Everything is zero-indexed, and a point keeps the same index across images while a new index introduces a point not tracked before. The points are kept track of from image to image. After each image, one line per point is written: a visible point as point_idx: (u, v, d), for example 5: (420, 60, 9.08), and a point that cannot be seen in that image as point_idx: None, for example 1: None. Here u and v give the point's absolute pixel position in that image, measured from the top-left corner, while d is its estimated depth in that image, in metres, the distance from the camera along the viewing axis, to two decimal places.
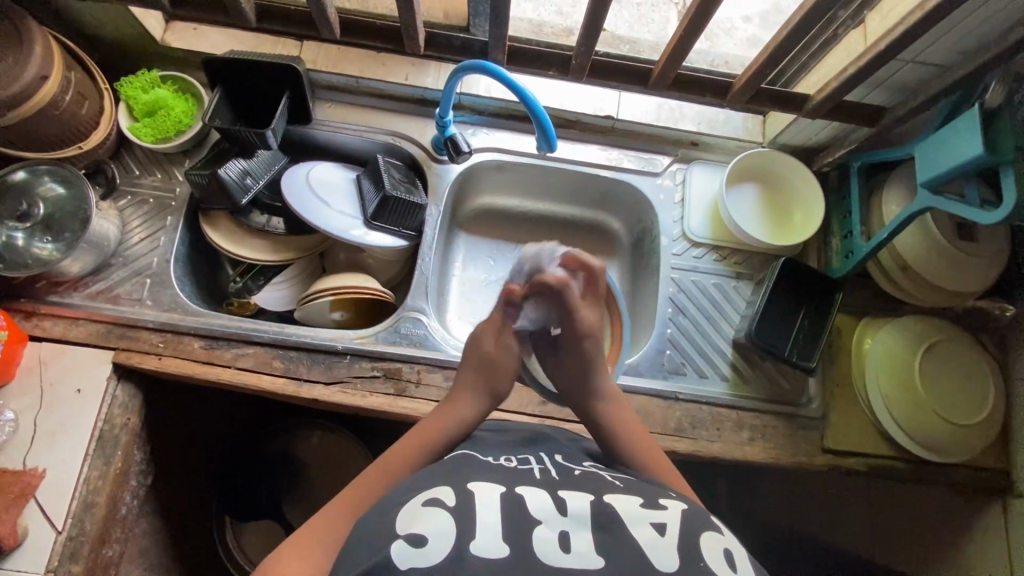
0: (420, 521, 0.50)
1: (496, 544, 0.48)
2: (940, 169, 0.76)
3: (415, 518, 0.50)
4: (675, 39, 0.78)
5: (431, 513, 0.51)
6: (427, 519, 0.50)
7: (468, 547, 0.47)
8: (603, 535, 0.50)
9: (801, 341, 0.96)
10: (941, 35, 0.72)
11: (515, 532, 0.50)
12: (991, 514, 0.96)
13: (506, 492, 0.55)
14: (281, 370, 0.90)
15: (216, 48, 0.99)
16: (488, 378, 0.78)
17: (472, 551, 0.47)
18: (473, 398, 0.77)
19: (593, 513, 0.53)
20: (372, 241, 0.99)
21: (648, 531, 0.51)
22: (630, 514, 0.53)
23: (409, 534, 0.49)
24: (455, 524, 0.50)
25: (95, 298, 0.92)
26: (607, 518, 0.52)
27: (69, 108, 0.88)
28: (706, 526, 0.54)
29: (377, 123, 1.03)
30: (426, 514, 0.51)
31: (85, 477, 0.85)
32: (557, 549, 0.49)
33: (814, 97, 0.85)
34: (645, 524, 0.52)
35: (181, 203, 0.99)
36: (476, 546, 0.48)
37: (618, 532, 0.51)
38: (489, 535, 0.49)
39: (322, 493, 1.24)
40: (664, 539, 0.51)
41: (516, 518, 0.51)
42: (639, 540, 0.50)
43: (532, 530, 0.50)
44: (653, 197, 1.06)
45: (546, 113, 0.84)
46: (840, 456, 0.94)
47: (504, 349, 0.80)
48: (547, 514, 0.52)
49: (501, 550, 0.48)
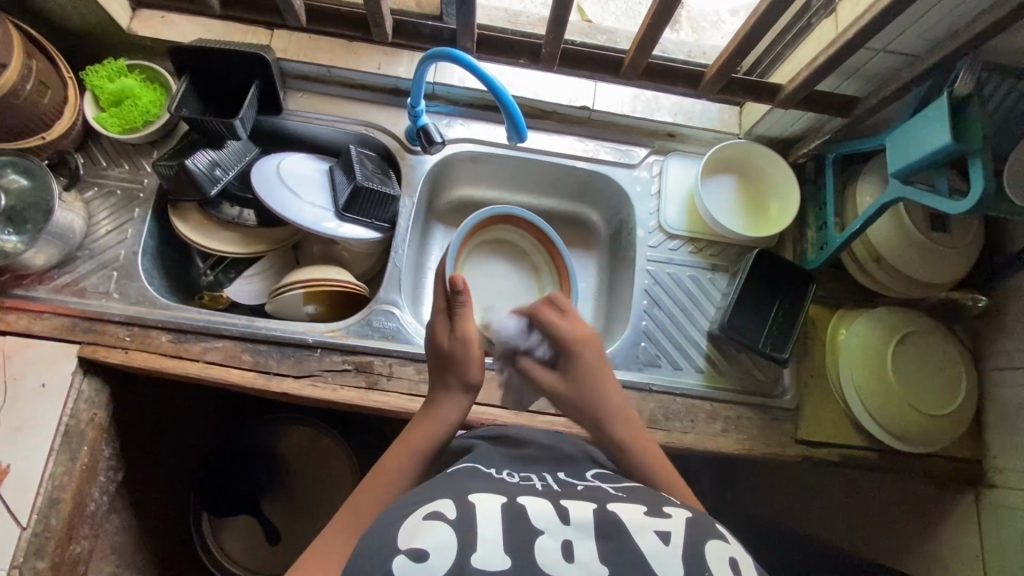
0: (421, 533, 0.48)
1: (498, 556, 0.46)
2: (910, 160, 0.76)
3: (416, 529, 0.48)
4: (644, 26, 0.77)
5: (434, 526, 0.48)
6: (429, 530, 0.48)
7: (468, 562, 0.46)
8: (606, 545, 0.48)
9: (774, 332, 0.96)
10: (909, 24, 0.72)
11: (518, 543, 0.48)
12: (963, 504, 0.97)
13: (507, 503, 0.52)
14: (250, 364, 0.89)
15: (184, 37, 0.97)
16: (459, 374, 0.73)
17: (473, 564, 0.45)
18: (455, 397, 0.72)
19: (597, 521, 0.51)
20: (345, 233, 0.98)
21: (651, 540, 0.49)
22: (634, 522, 0.51)
23: (411, 549, 0.46)
24: (456, 535, 0.48)
25: (61, 291, 0.91)
26: (611, 527, 0.50)
27: (31, 97, 0.85)
28: (708, 534, 0.52)
29: (350, 114, 1.02)
30: (427, 526, 0.48)
31: (51, 472, 0.83)
32: (560, 560, 0.47)
33: (786, 87, 0.84)
34: (649, 532, 0.50)
35: (149, 194, 0.97)
36: (477, 559, 0.46)
37: (623, 541, 0.49)
38: (489, 546, 0.47)
39: (300, 487, 1.24)
40: (670, 549, 0.49)
41: (517, 526, 0.49)
42: (642, 548, 0.48)
43: (534, 540, 0.48)
44: (630, 188, 1.05)
45: (515, 103, 0.83)
46: (813, 447, 0.94)
47: (465, 340, 0.74)
48: (550, 523, 0.50)
49: (502, 561, 0.46)
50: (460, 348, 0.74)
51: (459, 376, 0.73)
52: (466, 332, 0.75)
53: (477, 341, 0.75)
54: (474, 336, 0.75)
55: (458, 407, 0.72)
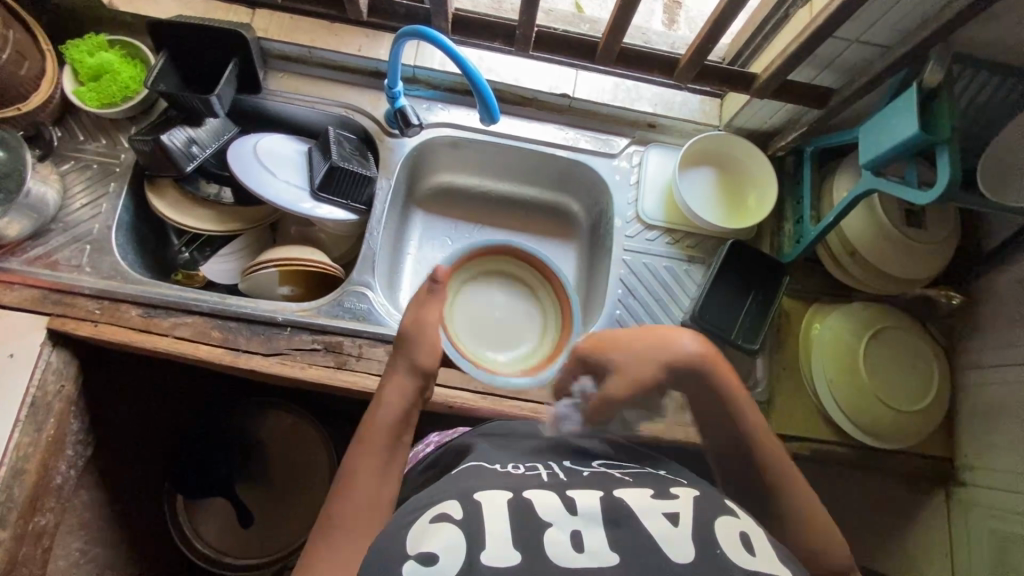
0: (429, 537, 0.48)
1: (507, 552, 0.46)
2: (879, 151, 0.76)
3: (424, 534, 0.48)
4: (615, 10, 0.77)
5: (440, 530, 0.48)
6: (435, 534, 0.48)
7: (477, 561, 0.45)
8: (617, 531, 0.48)
9: (746, 323, 0.95)
10: (881, 14, 0.72)
11: (528, 538, 0.47)
12: (935, 502, 0.97)
13: (513, 498, 0.52)
14: (219, 340, 0.89)
15: (166, 13, 0.98)
16: (410, 352, 0.76)
17: (482, 561, 0.45)
18: (401, 374, 0.75)
19: (605, 508, 0.51)
20: (321, 213, 0.98)
21: (660, 523, 0.50)
22: (641, 506, 0.51)
23: (418, 553, 0.47)
24: (463, 535, 0.48)
25: (34, 263, 0.91)
26: (620, 513, 0.50)
27: (7, 67, 0.85)
28: (718, 511, 0.52)
29: (330, 95, 1.02)
30: (434, 530, 0.48)
31: (15, 443, 0.83)
32: (569, 550, 0.47)
33: (760, 77, 0.84)
34: (658, 515, 0.50)
35: (125, 169, 0.97)
36: (486, 555, 0.46)
37: (632, 525, 0.49)
38: (499, 543, 0.47)
39: (276, 471, 1.24)
40: (678, 530, 0.49)
41: (523, 519, 0.49)
42: (652, 532, 0.48)
43: (543, 533, 0.48)
44: (609, 177, 1.05)
45: (488, 86, 0.83)
46: (783, 440, 0.94)
47: (420, 325, 0.77)
48: (556, 515, 0.50)
49: (512, 559, 0.46)
50: (413, 333, 0.77)
51: (408, 357, 0.76)
52: (424, 314, 0.78)
53: (433, 326, 0.78)
54: (428, 323, 0.78)
55: (410, 387, 0.74)
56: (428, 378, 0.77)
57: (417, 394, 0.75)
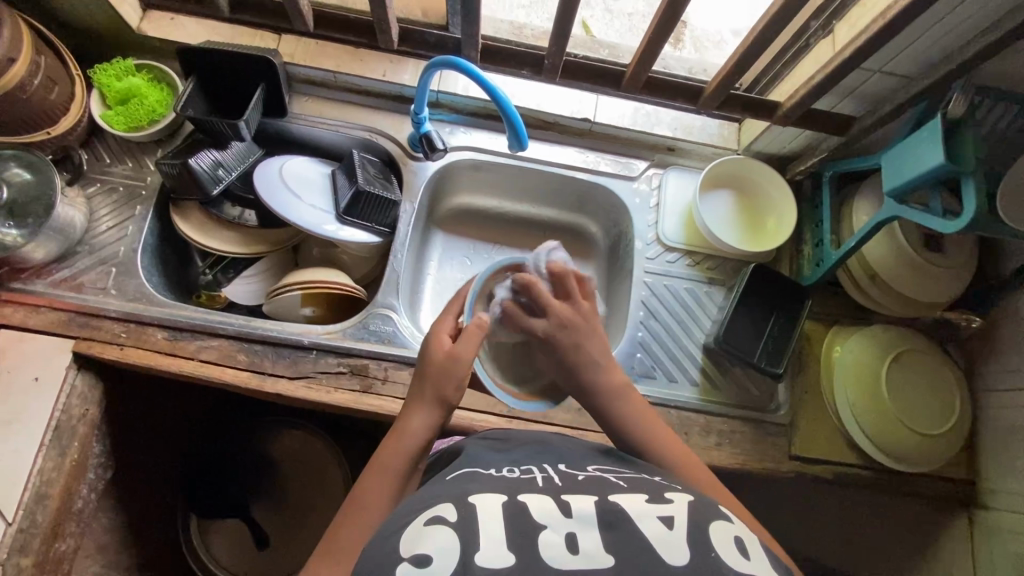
0: (422, 538, 0.47)
1: (503, 553, 0.46)
2: (907, 179, 0.76)
3: (415, 536, 0.48)
4: (646, 40, 0.78)
5: (434, 532, 0.48)
6: (431, 535, 0.47)
7: (472, 562, 0.45)
8: (612, 534, 0.49)
9: (770, 347, 0.95)
10: (905, 46, 0.74)
11: (522, 540, 0.48)
12: (958, 524, 0.96)
13: (508, 501, 0.52)
14: (246, 364, 0.89)
15: (193, 38, 0.98)
16: (437, 387, 0.69)
17: (478, 563, 0.45)
18: (427, 408, 0.68)
19: (600, 512, 0.51)
20: (345, 236, 0.99)
21: (656, 526, 0.50)
22: (637, 510, 0.51)
23: (413, 555, 0.46)
24: (458, 538, 0.47)
25: (59, 286, 0.91)
26: (615, 516, 0.51)
27: (38, 92, 0.86)
28: (713, 517, 0.52)
29: (355, 119, 1.03)
30: (426, 531, 0.48)
31: (39, 468, 0.83)
32: (564, 551, 0.47)
33: (784, 105, 0.86)
34: (653, 520, 0.50)
35: (151, 192, 0.98)
36: (481, 558, 0.46)
37: (627, 528, 0.49)
38: (495, 546, 0.47)
39: (292, 493, 1.23)
40: (673, 533, 0.49)
41: (519, 522, 0.49)
42: (647, 535, 0.49)
43: (539, 534, 0.48)
44: (628, 200, 1.06)
45: (517, 112, 0.84)
46: (807, 463, 0.94)
47: (453, 353, 0.70)
48: (552, 518, 0.50)
49: (507, 559, 0.46)
50: (446, 362, 0.69)
51: (436, 388, 0.69)
52: (461, 348, 0.70)
53: (468, 360, 0.70)
54: (464, 353, 0.70)
55: (431, 419, 0.68)
56: (452, 409, 0.70)
57: (438, 427, 0.69)
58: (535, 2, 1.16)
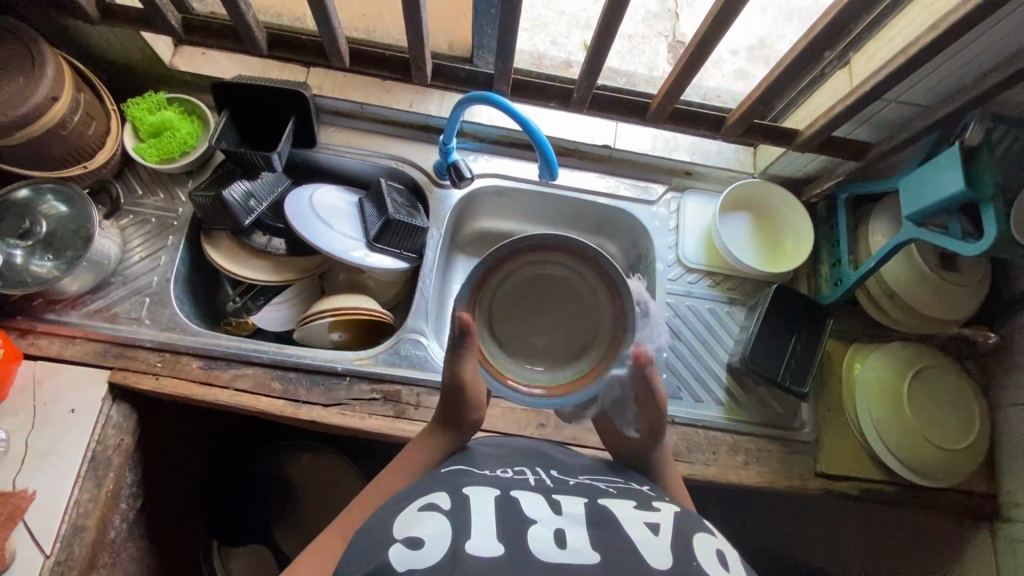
0: (419, 524, 0.51)
1: (493, 544, 0.49)
2: (925, 205, 0.80)
3: (412, 521, 0.52)
4: (674, 75, 0.82)
5: (430, 519, 0.52)
6: (424, 523, 0.51)
7: (462, 548, 0.48)
8: (598, 533, 0.52)
9: (793, 365, 0.97)
10: (923, 78, 0.77)
11: (510, 532, 0.50)
12: (980, 538, 0.98)
13: (501, 496, 0.55)
14: (280, 392, 0.90)
15: (225, 72, 1.01)
16: (454, 409, 0.74)
17: (466, 548, 0.48)
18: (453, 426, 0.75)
19: (586, 513, 0.54)
20: (373, 262, 1.00)
21: (642, 532, 0.53)
22: (625, 516, 0.55)
23: (407, 537, 0.50)
24: (451, 527, 0.50)
25: (93, 317, 0.92)
26: (602, 518, 0.54)
27: (77, 128, 0.88)
28: (696, 528, 0.55)
29: (381, 148, 1.06)
30: (423, 518, 0.52)
31: (76, 500, 0.83)
32: (552, 545, 0.49)
33: (803, 132, 0.89)
34: (639, 524, 0.54)
35: (183, 222, 0.99)
36: (470, 544, 0.48)
37: (612, 530, 0.53)
38: (485, 535, 0.49)
39: (313, 520, 1.21)
40: (657, 539, 0.52)
41: (510, 515, 0.52)
42: (633, 538, 0.52)
43: (528, 529, 0.51)
44: (649, 223, 1.09)
45: (548, 143, 0.86)
46: (832, 480, 0.96)
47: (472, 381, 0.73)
48: (543, 515, 0.53)
49: (497, 550, 0.48)
50: (458, 388, 0.73)
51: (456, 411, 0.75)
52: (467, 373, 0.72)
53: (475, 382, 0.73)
54: (473, 376, 0.73)
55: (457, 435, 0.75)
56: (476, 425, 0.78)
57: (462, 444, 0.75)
58: (539, 25, 1.18)
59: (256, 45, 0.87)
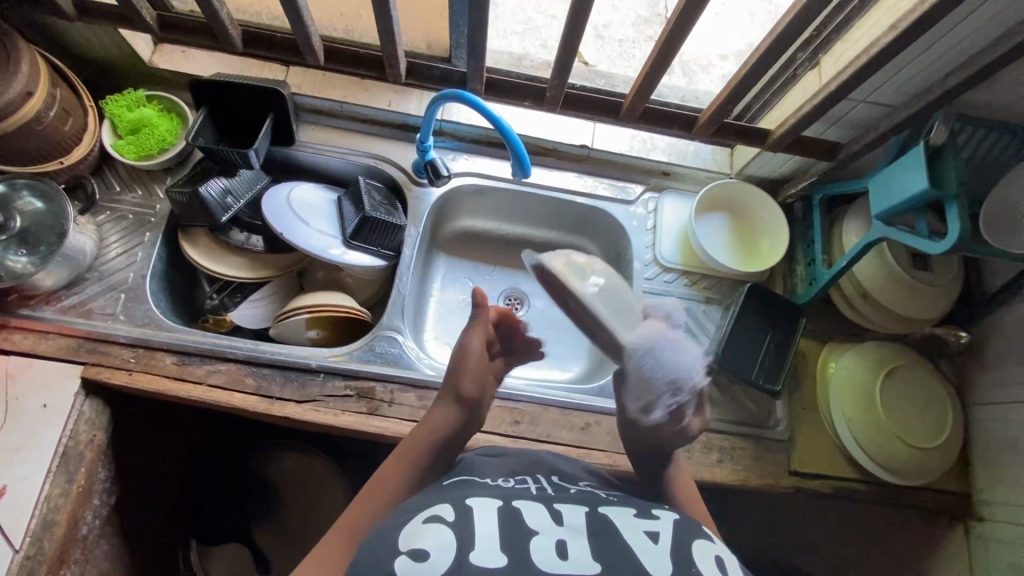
0: (421, 536, 0.51)
1: (495, 555, 0.49)
2: (893, 202, 0.80)
3: (415, 534, 0.51)
4: (644, 74, 0.83)
5: (433, 530, 0.51)
6: (429, 533, 0.51)
7: (466, 560, 0.48)
8: (598, 543, 0.52)
9: (766, 364, 0.98)
10: (887, 78, 0.78)
11: (513, 544, 0.50)
12: (953, 537, 0.98)
13: (503, 506, 0.55)
14: (253, 388, 0.90)
15: (203, 70, 1.02)
16: (455, 385, 0.73)
17: (470, 559, 0.48)
18: (450, 406, 0.73)
19: (588, 523, 0.55)
20: (351, 260, 1.01)
21: (642, 541, 0.53)
22: (624, 524, 0.55)
23: (411, 549, 0.49)
24: (454, 537, 0.50)
25: (68, 312, 0.92)
26: (601, 528, 0.54)
27: (53, 124, 0.88)
28: (696, 536, 0.56)
29: (360, 147, 1.06)
30: (427, 529, 0.52)
31: (46, 495, 0.83)
32: (555, 557, 0.50)
33: (774, 133, 0.90)
34: (640, 534, 0.54)
35: (160, 219, 0.99)
36: (474, 555, 0.49)
37: (614, 539, 0.53)
38: (487, 545, 0.50)
39: (293, 517, 1.21)
40: (657, 546, 0.53)
41: (511, 525, 0.52)
42: (634, 547, 0.52)
43: (530, 540, 0.51)
44: (626, 223, 1.09)
45: (520, 141, 0.87)
46: (805, 478, 0.96)
47: (475, 353, 0.74)
48: (543, 525, 0.53)
49: (499, 560, 0.48)
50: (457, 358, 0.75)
51: (456, 388, 0.73)
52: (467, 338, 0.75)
53: (473, 349, 0.74)
54: (472, 346, 0.74)
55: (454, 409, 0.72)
56: (477, 412, 0.74)
57: (461, 425, 0.73)
58: (529, 29, 1.19)
59: (231, 42, 0.88)
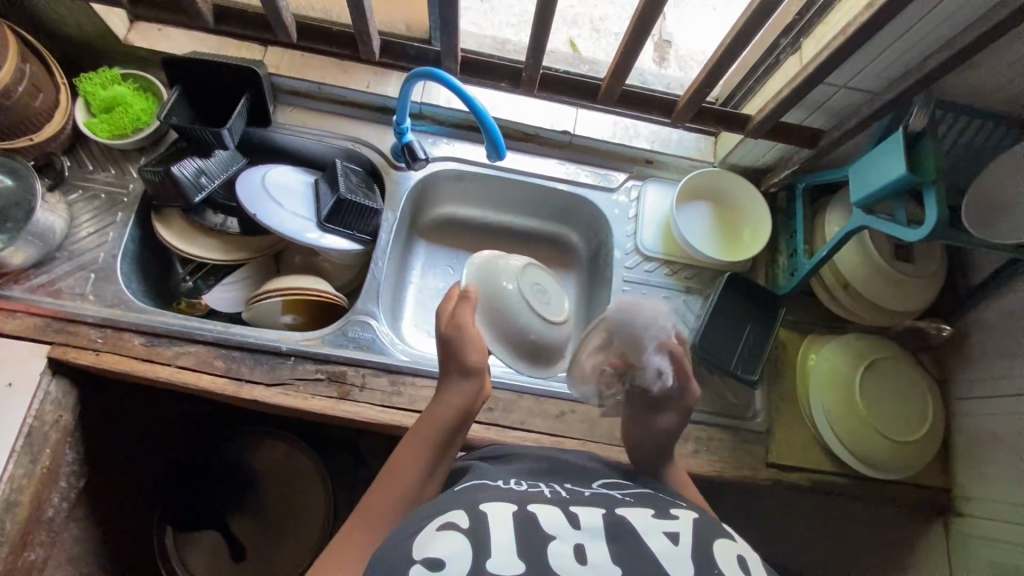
0: (433, 543, 0.49)
1: (514, 561, 0.47)
2: (870, 190, 0.79)
3: (429, 542, 0.49)
4: (620, 53, 0.81)
5: (446, 538, 0.49)
6: (445, 540, 0.49)
7: (484, 567, 0.46)
8: (617, 547, 0.51)
9: (745, 354, 0.97)
10: (867, 61, 0.77)
11: (531, 549, 0.49)
12: (935, 533, 0.97)
13: (518, 510, 0.53)
14: (223, 370, 0.89)
15: (180, 48, 1.01)
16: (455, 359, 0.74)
17: (490, 567, 0.46)
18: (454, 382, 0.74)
19: (605, 526, 0.53)
20: (326, 243, 0.99)
21: (662, 541, 0.52)
22: (643, 526, 0.54)
23: (425, 558, 0.47)
24: (469, 543, 0.49)
25: (36, 291, 0.90)
26: (620, 530, 0.53)
27: (22, 99, 0.87)
28: (717, 535, 0.54)
29: (339, 129, 1.05)
30: (440, 537, 0.49)
31: (9, 475, 0.82)
32: (573, 561, 0.48)
33: (754, 118, 0.89)
34: (659, 535, 0.53)
35: (133, 199, 0.98)
36: (493, 563, 0.47)
37: (631, 540, 0.52)
38: (506, 551, 0.48)
39: (270, 504, 1.20)
40: (676, 549, 0.51)
41: (529, 531, 0.51)
42: (653, 550, 0.51)
43: (547, 545, 0.49)
44: (607, 211, 1.08)
45: (495, 124, 0.86)
46: (782, 470, 0.94)
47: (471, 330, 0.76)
48: (561, 529, 0.52)
49: (518, 567, 0.47)
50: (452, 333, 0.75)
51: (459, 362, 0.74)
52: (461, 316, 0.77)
53: (471, 326, 0.76)
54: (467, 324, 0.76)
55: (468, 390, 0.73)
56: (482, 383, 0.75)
57: (470, 398, 0.73)
58: (524, 21, 1.18)
59: (202, 17, 0.87)
